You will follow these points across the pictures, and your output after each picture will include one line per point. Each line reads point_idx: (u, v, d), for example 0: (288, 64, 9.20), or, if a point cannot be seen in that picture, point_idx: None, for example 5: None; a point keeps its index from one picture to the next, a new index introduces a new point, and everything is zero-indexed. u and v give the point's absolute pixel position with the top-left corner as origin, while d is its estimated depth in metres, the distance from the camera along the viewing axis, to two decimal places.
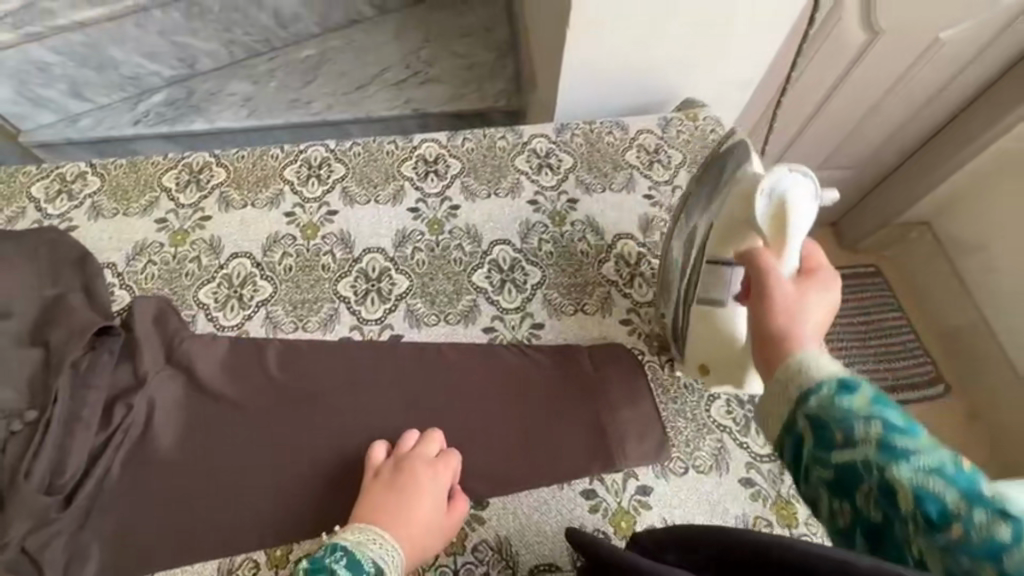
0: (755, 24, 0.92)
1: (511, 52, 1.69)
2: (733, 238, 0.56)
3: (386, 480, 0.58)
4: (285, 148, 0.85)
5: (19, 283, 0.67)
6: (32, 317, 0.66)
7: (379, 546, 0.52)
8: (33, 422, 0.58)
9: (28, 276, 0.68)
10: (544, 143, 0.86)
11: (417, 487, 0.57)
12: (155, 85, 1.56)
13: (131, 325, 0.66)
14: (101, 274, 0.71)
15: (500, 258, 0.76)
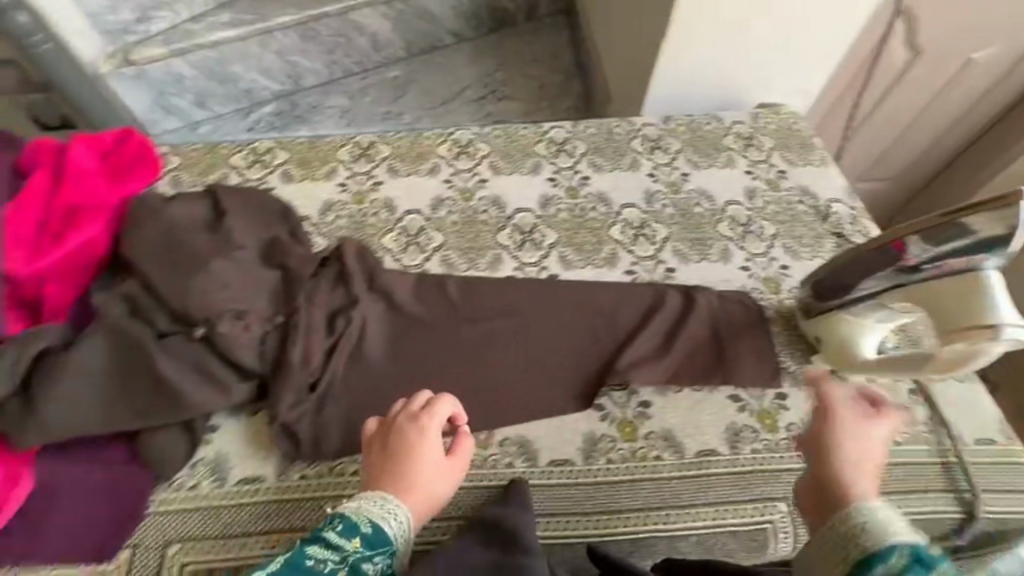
0: (813, 40, 1.16)
1: (576, 74, 1.89)
2: (931, 304, 0.65)
3: (377, 447, 0.62)
4: (437, 132, 1.01)
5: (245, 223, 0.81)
6: (257, 249, 0.77)
7: (378, 507, 0.58)
8: (283, 324, 0.71)
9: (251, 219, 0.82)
10: (654, 130, 1.02)
11: (416, 447, 0.61)
12: (265, 98, 1.75)
13: (342, 258, 0.78)
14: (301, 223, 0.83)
15: (630, 217, 0.90)
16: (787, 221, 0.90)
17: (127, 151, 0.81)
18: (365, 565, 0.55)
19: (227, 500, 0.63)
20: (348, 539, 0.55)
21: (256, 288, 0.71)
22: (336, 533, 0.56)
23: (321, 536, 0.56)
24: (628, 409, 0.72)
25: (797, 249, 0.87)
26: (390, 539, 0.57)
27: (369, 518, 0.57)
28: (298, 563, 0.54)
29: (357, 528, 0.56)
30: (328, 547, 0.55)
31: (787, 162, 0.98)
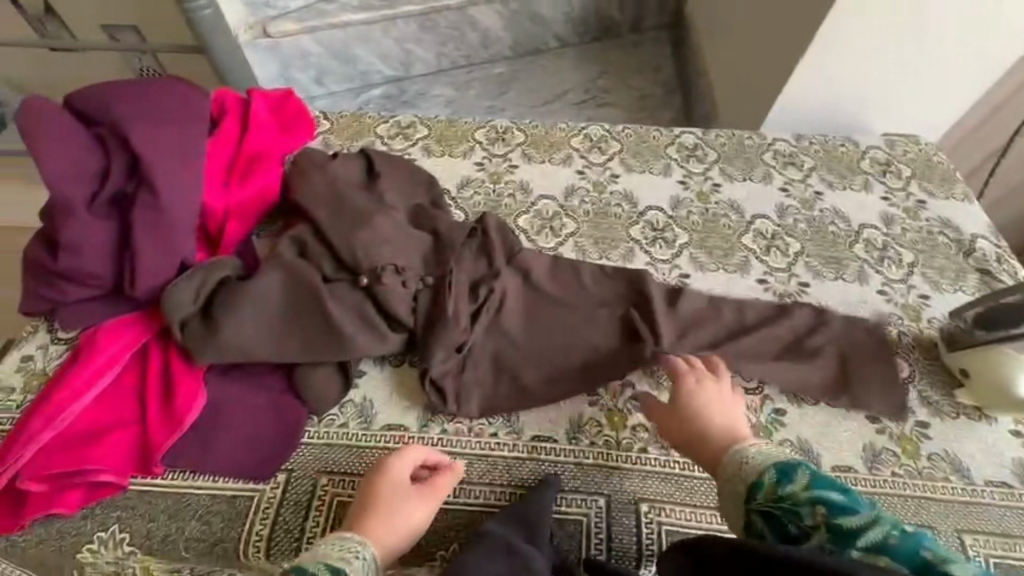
0: (956, 73, 1.11)
1: (678, 87, 1.87)
2: None
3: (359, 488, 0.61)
4: (569, 124, 1.02)
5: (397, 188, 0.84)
6: (409, 212, 0.81)
7: (343, 543, 0.53)
8: (434, 284, 0.73)
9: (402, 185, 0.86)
10: (787, 146, 1.01)
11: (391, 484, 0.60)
12: (375, 81, 1.83)
13: (486, 228, 0.80)
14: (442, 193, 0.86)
15: (762, 228, 0.90)
16: (927, 251, 0.88)
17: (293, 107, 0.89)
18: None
19: (374, 442, 0.66)
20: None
21: (413, 248, 0.75)
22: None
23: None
24: (762, 415, 0.71)
25: (937, 279, 0.85)
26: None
27: (325, 561, 0.50)
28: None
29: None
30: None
31: (926, 192, 0.96)
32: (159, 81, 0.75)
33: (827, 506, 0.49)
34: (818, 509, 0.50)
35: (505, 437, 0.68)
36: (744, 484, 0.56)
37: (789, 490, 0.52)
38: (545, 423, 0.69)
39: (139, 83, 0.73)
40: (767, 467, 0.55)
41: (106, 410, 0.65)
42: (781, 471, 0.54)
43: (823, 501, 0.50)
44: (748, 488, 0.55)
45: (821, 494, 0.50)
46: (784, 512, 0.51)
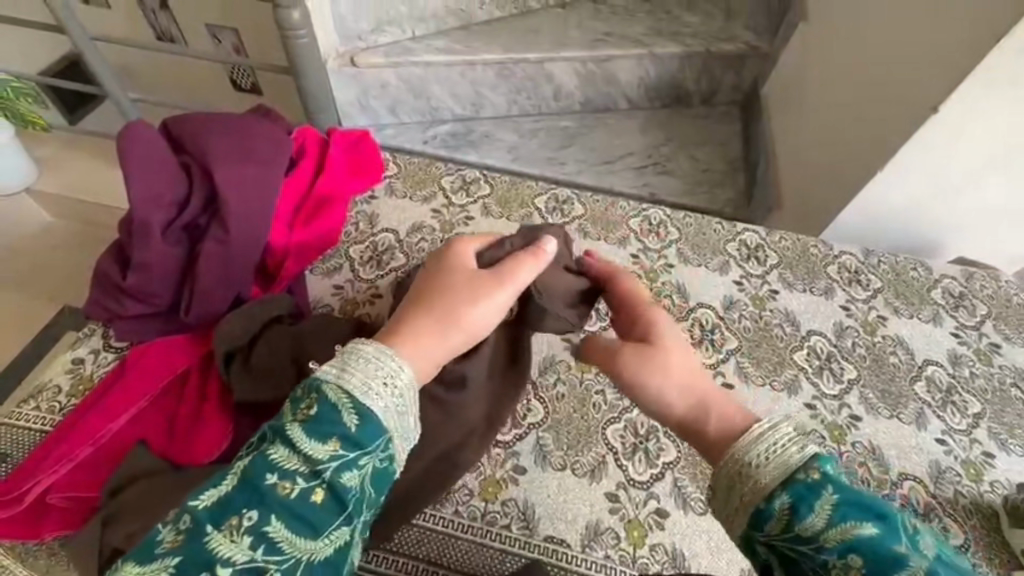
0: None
1: (743, 166, 1.85)
2: None
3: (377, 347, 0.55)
4: (631, 204, 1.02)
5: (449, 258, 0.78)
6: None
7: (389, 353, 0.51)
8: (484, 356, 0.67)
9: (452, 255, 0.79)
10: (853, 261, 0.97)
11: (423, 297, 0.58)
12: (445, 118, 1.89)
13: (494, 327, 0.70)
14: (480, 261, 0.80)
15: (817, 346, 0.86)
16: (996, 403, 0.82)
17: (365, 150, 0.92)
18: (343, 474, 0.44)
19: None
20: (322, 440, 0.44)
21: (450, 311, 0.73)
22: (308, 430, 0.44)
23: (286, 433, 0.44)
24: None
25: (1006, 438, 0.78)
26: (384, 430, 0.47)
27: (350, 396, 0.47)
28: (257, 483, 0.42)
29: (330, 435, 0.45)
30: (296, 452, 0.43)
31: (1002, 335, 0.90)
32: (252, 120, 0.79)
33: (864, 558, 0.34)
34: (852, 561, 0.35)
35: (517, 532, 0.65)
36: (752, 507, 0.42)
37: (811, 527, 0.37)
38: (561, 524, 0.66)
39: (232, 120, 0.78)
40: (776, 489, 0.41)
41: (142, 428, 0.67)
42: (796, 497, 0.39)
43: (853, 544, 0.35)
44: (754, 518, 0.41)
45: (852, 534, 0.36)
46: (806, 558, 0.37)
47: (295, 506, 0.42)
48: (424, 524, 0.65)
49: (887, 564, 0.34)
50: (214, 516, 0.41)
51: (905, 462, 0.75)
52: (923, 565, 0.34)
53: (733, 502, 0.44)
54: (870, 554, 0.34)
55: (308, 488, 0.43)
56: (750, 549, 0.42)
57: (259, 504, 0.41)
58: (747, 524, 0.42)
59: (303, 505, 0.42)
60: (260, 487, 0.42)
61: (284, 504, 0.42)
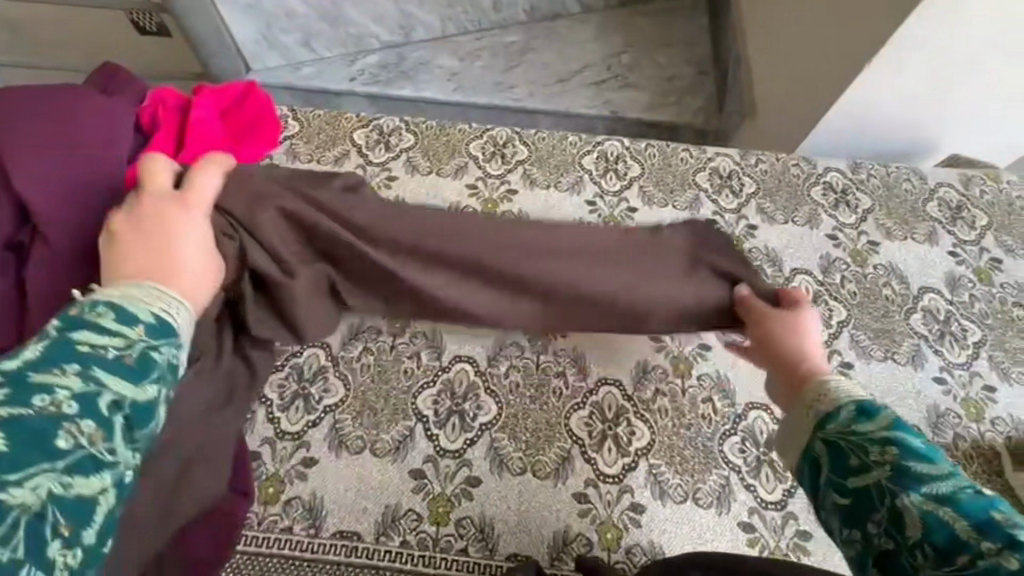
0: None
1: (712, 70, 1.65)
2: None
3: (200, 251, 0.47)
4: (583, 138, 0.86)
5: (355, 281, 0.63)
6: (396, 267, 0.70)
7: (144, 292, 0.41)
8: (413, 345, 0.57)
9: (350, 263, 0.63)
10: (841, 179, 0.85)
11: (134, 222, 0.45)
12: (371, 46, 1.62)
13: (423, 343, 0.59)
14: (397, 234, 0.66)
15: (803, 287, 0.75)
16: (998, 326, 0.74)
17: (252, 109, 0.74)
18: (156, 352, 0.38)
19: (321, 554, 0.56)
20: (127, 321, 0.38)
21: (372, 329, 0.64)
22: (121, 311, 0.38)
23: (85, 320, 0.37)
24: (783, 539, 0.60)
25: (1008, 366, 0.71)
26: (178, 330, 0.41)
27: (146, 301, 0.40)
28: (65, 351, 0.35)
29: (138, 315, 0.39)
30: (107, 330, 0.37)
31: (1003, 248, 0.80)
32: (81, 90, 0.61)
33: (904, 448, 0.36)
34: (891, 449, 0.36)
35: (476, 555, 0.57)
36: (816, 416, 0.43)
37: (864, 430, 0.38)
38: (525, 539, 0.58)
39: (52, 94, 0.59)
40: (845, 403, 0.41)
41: None
42: (859, 412, 0.40)
43: (894, 438, 0.37)
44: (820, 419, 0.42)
45: (894, 431, 0.37)
46: (849, 452, 0.38)
47: (112, 365, 0.36)
48: (371, 562, 0.56)
49: (927, 454, 0.36)
50: (10, 388, 0.32)
51: (900, 409, 0.68)
52: (951, 470, 0.35)
53: (804, 416, 0.44)
54: (907, 446, 0.36)
55: (121, 354, 0.37)
56: (807, 458, 0.41)
57: (78, 368, 0.35)
58: (810, 429, 0.43)
59: (121, 368, 0.36)
60: (66, 355, 0.35)
61: (104, 364, 0.36)
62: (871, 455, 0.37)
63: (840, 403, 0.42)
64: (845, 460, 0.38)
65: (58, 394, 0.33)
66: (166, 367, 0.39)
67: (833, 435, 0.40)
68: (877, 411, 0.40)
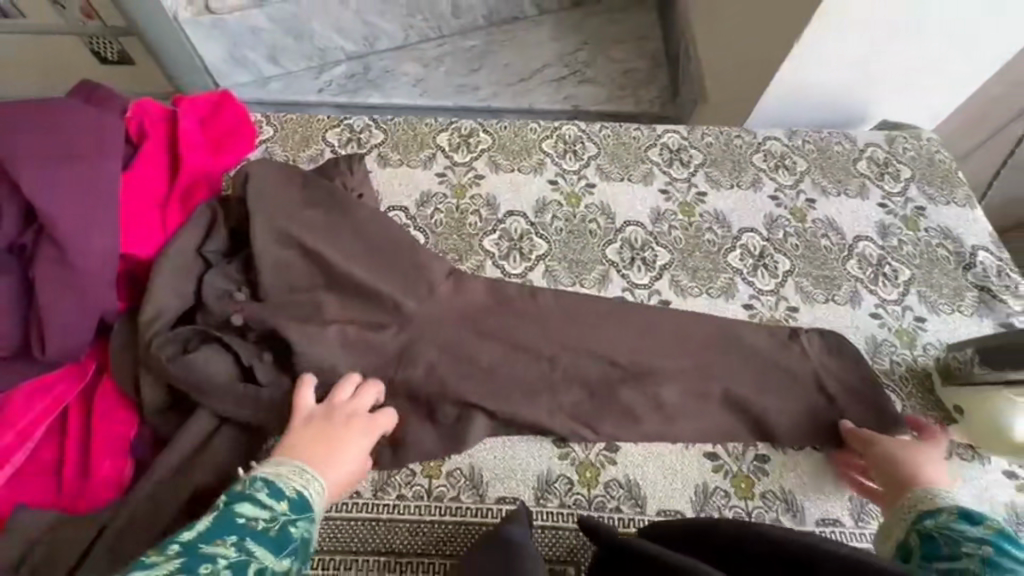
0: (962, 62, 1.03)
1: (665, 61, 1.74)
2: None
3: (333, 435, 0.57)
4: (541, 125, 0.93)
5: (336, 261, 0.68)
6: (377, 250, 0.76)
7: (290, 468, 0.51)
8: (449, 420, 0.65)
9: (330, 245, 0.69)
10: (779, 146, 0.93)
11: (315, 420, 0.57)
12: (337, 59, 1.67)
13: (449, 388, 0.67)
14: (375, 216, 0.72)
15: (750, 243, 0.83)
16: (925, 265, 0.82)
17: (228, 117, 0.79)
18: (293, 526, 0.47)
19: (324, 512, 0.61)
20: (279, 497, 0.48)
21: (358, 305, 0.69)
22: (268, 489, 0.48)
23: (245, 495, 0.47)
24: (744, 463, 0.66)
25: (935, 299, 0.79)
26: (313, 499, 0.50)
27: (294, 481, 0.50)
28: (230, 524, 0.45)
29: (284, 491, 0.49)
30: (264, 508, 0.47)
31: (926, 197, 0.89)
32: (70, 102, 0.65)
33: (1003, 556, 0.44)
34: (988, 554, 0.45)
35: (467, 500, 0.62)
36: (916, 517, 0.52)
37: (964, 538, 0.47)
38: (510, 482, 0.63)
39: (43, 105, 0.64)
40: (948, 511, 0.50)
41: (20, 491, 0.57)
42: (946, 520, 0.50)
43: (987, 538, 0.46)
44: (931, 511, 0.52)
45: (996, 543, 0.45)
46: (952, 551, 0.47)
47: (266, 539, 0.45)
48: (370, 516, 0.61)
49: None
50: (186, 558, 0.41)
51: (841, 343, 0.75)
52: None
53: (906, 513, 0.53)
54: (1003, 555, 0.44)
55: (267, 525, 0.46)
56: (906, 546, 0.51)
57: (239, 538, 0.44)
58: (910, 522, 0.52)
59: (271, 540, 0.45)
60: (234, 527, 0.44)
61: (257, 536, 0.44)
62: (968, 556, 0.45)
63: (944, 507, 0.51)
64: (939, 548, 0.48)
65: (218, 563, 0.41)
66: (299, 540, 0.46)
67: (928, 528, 0.50)
68: (980, 520, 0.48)
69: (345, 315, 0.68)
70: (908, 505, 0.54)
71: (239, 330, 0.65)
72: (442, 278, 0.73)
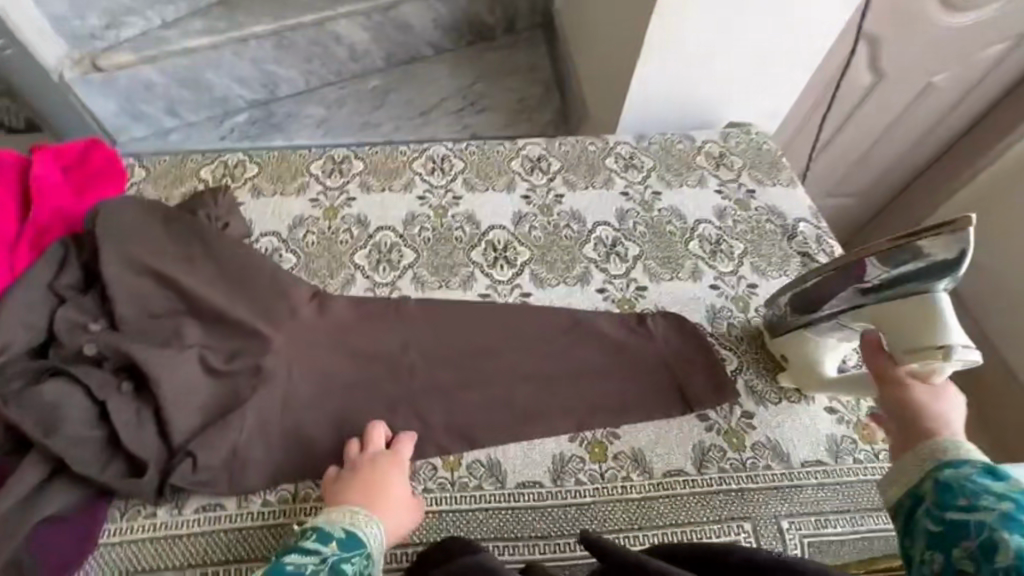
0: (786, 64, 1.13)
1: (555, 87, 1.88)
2: (894, 321, 0.63)
3: (367, 475, 0.63)
4: (412, 147, 0.99)
5: (196, 285, 0.71)
6: None
7: (347, 514, 0.59)
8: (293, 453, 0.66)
9: (188, 271, 0.71)
10: (628, 148, 1.03)
11: (349, 466, 0.64)
12: (239, 106, 1.71)
13: (306, 410, 0.69)
14: (238, 242, 0.75)
15: (603, 235, 0.91)
16: (756, 239, 0.92)
17: (97, 162, 0.80)
18: (344, 565, 0.55)
19: (185, 528, 0.61)
20: (324, 543, 0.56)
21: (220, 325, 0.71)
22: (314, 535, 0.56)
23: (297, 547, 0.55)
24: (598, 429, 0.72)
25: (765, 267, 0.89)
26: (364, 542, 0.57)
27: (340, 526, 0.57)
28: (279, 570, 0.53)
29: (331, 534, 0.57)
30: (309, 554, 0.55)
31: (756, 181, 1.00)
32: None
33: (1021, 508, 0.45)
34: (1006, 503, 0.45)
35: None
36: (931, 462, 0.53)
37: (993, 487, 0.48)
38: None
39: None
40: (972, 462, 0.51)
41: None
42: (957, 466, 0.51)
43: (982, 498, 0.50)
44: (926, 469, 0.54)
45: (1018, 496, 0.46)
46: (970, 496, 0.48)
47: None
48: (235, 526, 0.62)
49: None
50: None
51: (686, 313, 0.83)
52: None
53: (916, 461, 0.54)
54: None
55: (315, 567, 0.54)
56: (915, 491, 0.52)
57: None
58: (927, 467, 0.53)
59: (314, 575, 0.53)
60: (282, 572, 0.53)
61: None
62: (985, 503, 0.46)
63: (967, 459, 0.52)
64: (956, 498, 0.48)
65: None
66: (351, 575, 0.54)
67: (943, 476, 0.51)
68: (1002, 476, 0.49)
69: (207, 336, 0.70)
70: (921, 451, 0.54)
71: (93, 360, 0.65)
72: (308, 297, 0.76)
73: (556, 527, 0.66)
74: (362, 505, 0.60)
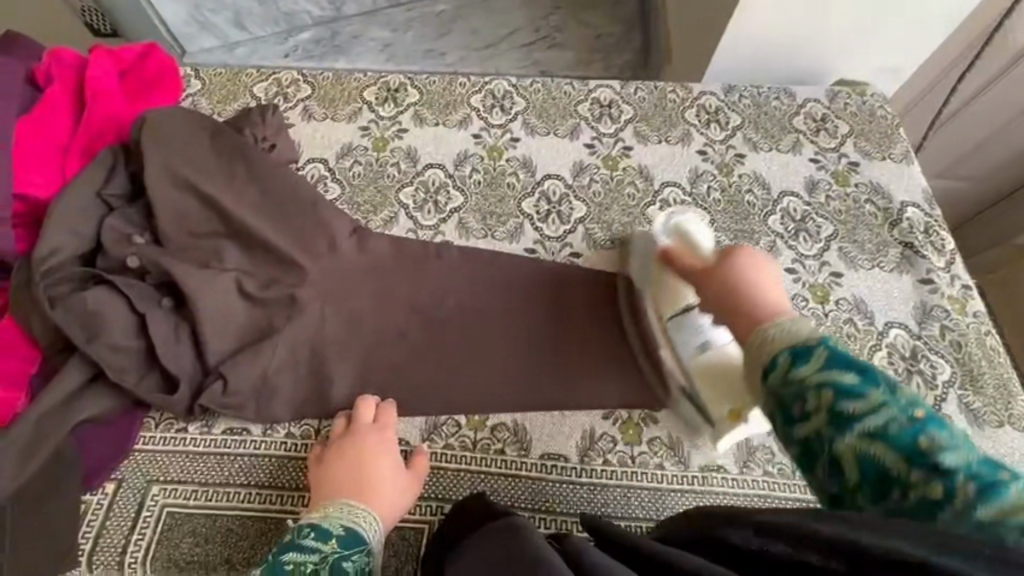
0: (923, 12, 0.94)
1: (639, 25, 1.69)
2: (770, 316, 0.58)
3: (358, 464, 0.59)
4: (472, 79, 0.91)
5: (237, 207, 0.69)
6: None
7: (343, 510, 0.56)
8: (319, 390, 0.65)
9: (230, 191, 0.69)
10: (714, 100, 0.90)
11: (339, 449, 0.60)
12: (304, 23, 1.65)
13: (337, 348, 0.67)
14: (283, 166, 0.72)
15: (670, 198, 0.81)
16: (850, 222, 0.80)
17: (152, 70, 0.78)
18: (344, 563, 0.53)
19: (210, 447, 0.63)
20: (323, 541, 0.54)
21: (258, 251, 0.69)
22: (314, 531, 0.54)
23: (295, 543, 0.54)
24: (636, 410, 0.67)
25: (855, 254, 0.77)
26: (366, 539, 0.55)
27: (340, 522, 0.55)
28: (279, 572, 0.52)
29: (331, 531, 0.54)
30: (307, 554, 0.53)
31: (862, 153, 0.86)
32: None
33: None
34: None
35: None
36: None
37: None
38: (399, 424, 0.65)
39: None
40: None
41: None
42: (797, 352, 0.44)
43: (835, 384, 0.41)
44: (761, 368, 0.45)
45: None
46: None
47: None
48: (256, 452, 0.63)
49: None
50: None
51: None
52: None
53: None
54: None
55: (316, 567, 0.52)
56: None
57: None
58: None
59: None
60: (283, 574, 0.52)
61: None
62: None
63: None
64: None
65: None
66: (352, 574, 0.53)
67: None
68: None
69: (245, 261, 0.69)
70: None
71: (136, 273, 0.66)
72: (348, 232, 0.73)
73: (575, 505, 0.62)
74: (356, 497, 0.58)
